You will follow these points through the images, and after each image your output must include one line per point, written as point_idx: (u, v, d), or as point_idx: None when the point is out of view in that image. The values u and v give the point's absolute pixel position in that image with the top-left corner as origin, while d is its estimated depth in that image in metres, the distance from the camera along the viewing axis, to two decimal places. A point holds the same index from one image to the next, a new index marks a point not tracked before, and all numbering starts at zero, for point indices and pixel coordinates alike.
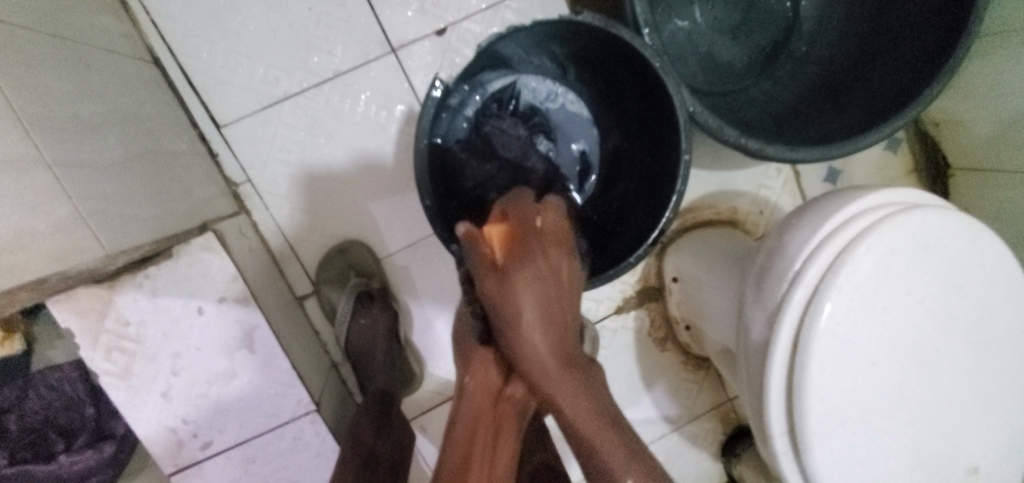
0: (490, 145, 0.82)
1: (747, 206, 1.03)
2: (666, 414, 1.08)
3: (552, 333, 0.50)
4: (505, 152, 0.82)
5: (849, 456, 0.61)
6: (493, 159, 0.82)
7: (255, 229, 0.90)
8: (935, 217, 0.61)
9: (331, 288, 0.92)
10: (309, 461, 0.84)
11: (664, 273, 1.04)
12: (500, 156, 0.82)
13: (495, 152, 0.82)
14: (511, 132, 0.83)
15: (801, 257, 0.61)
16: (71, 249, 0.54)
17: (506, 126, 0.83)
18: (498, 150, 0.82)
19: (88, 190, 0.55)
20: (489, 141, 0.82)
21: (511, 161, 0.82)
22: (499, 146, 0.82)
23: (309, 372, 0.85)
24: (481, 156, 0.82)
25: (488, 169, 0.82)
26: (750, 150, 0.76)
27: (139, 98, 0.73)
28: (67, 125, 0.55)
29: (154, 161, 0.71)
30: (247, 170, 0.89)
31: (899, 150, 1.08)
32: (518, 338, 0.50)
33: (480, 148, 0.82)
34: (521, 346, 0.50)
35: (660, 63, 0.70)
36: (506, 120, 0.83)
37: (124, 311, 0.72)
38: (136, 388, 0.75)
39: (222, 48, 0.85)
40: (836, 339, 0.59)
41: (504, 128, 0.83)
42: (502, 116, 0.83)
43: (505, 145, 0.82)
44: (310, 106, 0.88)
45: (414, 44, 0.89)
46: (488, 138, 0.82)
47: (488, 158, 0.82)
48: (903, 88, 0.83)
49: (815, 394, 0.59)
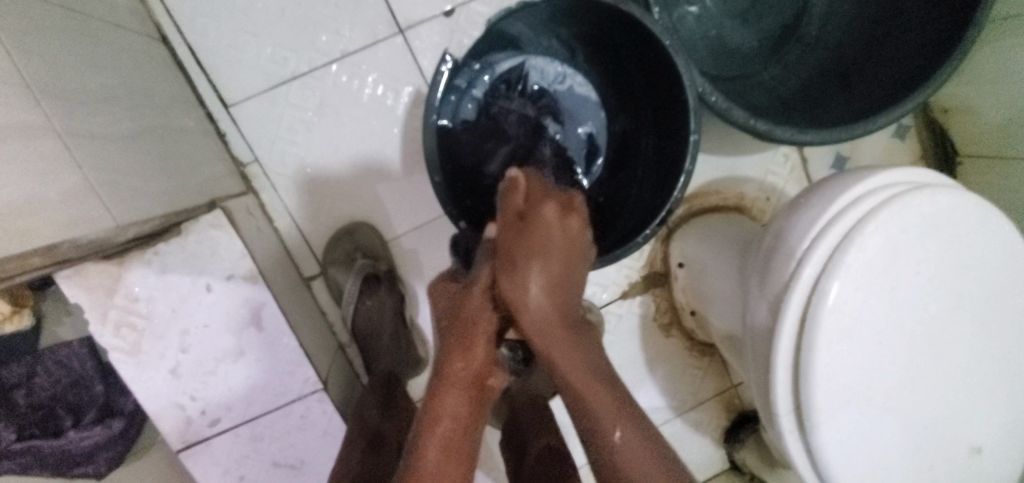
0: (496, 121, 0.83)
1: (754, 192, 1.03)
2: (670, 399, 1.08)
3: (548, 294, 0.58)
4: (509, 128, 0.84)
5: (854, 435, 0.61)
6: (496, 135, 0.83)
7: (263, 209, 0.90)
8: (943, 197, 0.61)
9: (338, 269, 0.92)
10: (316, 440, 0.84)
11: (670, 259, 1.04)
12: (503, 133, 0.83)
13: (500, 129, 0.83)
14: (516, 108, 0.84)
15: (811, 236, 0.61)
16: (81, 217, 0.54)
17: (512, 102, 0.83)
18: (503, 126, 0.83)
19: (98, 161, 0.56)
20: (494, 117, 0.83)
21: (514, 137, 0.83)
22: (504, 122, 0.83)
23: (315, 351, 0.86)
24: (487, 133, 0.83)
25: (492, 145, 0.83)
26: (758, 131, 0.76)
27: (148, 75, 0.73)
28: (76, 96, 0.55)
29: (163, 137, 0.71)
30: (254, 150, 0.89)
31: (907, 138, 1.07)
32: (515, 283, 0.58)
33: (486, 124, 0.83)
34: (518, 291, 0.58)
35: (670, 40, 0.70)
36: (512, 97, 0.84)
37: (133, 287, 0.72)
38: (145, 365, 0.75)
39: (231, 27, 0.85)
40: (844, 317, 0.59)
41: (509, 104, 0.83)
42: (510, 91, 0.83)
43: (510, 120, 0.83)
44: (318, 87, 0.88)
45: (422, 25, 0.89)
46: (493, 114, 0.82)
47: (494, 136, 0.83)
48: (913, 71, 0.82)
49: (821, 372, 0.59)
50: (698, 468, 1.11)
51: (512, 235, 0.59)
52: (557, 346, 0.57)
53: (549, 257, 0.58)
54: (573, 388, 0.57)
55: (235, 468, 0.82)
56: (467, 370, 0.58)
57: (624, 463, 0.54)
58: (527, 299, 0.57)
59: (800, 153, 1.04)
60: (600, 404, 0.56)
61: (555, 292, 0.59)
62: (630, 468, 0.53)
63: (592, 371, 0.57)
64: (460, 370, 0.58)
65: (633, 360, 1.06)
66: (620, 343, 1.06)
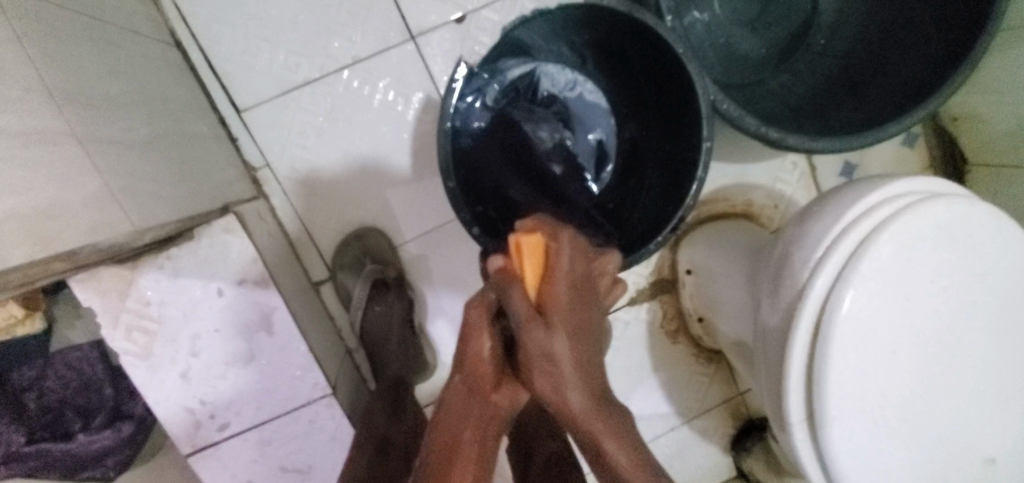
0: (521, 140, 0.84)
1: (763, 200, 1.03)
2: (676, 406, 1.08)
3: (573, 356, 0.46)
4: (533, 149, 0.85)
5: (867, 445, 0.61)
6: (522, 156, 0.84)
7: (273, 214, 0.90)
8: (957, 206, 0.61)
9: (347, 274, 0.92)
10: (325, 445, 0.84)
11: (678, 266, 1.04)
12: (528, 153, 0.85)
13: (524, 149, 0.85)
14: (538, 127, 0.85)
15: (825, 243, 0.61)
16: (102, 222, 0.54)
17: (534, 122, 0.85)
18: (529, 147, 0.85)
19: (116, 166, 0.56)
20: (520, 137, 0.84)
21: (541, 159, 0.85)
22: (528, 143, 0.85)
23: (324, 356, 0.86)
24: (512, 152, 0.84)
25: (521, 165, 0.84)
26: (769, 139, 0.76)
27: (164, 80, 0.74)
28: (97, 102, 0.56)
29: (178, 141, 0.71)
30: (265, 155, 0.89)
31: (915, 146, 1.07)
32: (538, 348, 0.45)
33: (511, 143, 0.84)
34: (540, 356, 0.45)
35: (683, 48, 0.70)
36: (530, 112, 0.85)
37: (145, 291, 0.73)
38: (155, 368, 0.76)
39: (243, 33, 0.86)
40: (858, 325, 0.59)
41: (531, 122, 0.85)
42: (531, 110, 0.85)
43: (534, 140, 0.85)
44: (329, 92, 0.89)
45: (433, 31, 0.89)
46: (511, 127, 0.83)
47: (519, 155, 0.84)
48: (924, 80, 0.82)
49: (835, 381, 0.59)
50: (704, 476, 1.11)
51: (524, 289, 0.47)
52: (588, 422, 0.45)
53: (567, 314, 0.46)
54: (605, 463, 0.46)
55: (243, 473, 0.82)
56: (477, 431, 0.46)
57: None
58: (553, 371, 0.45)
59: (808, 161, 1.04)
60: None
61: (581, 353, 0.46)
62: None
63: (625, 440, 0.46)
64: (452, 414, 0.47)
65: (640, 367, 1.06)
66: (627, 350, 1.05)
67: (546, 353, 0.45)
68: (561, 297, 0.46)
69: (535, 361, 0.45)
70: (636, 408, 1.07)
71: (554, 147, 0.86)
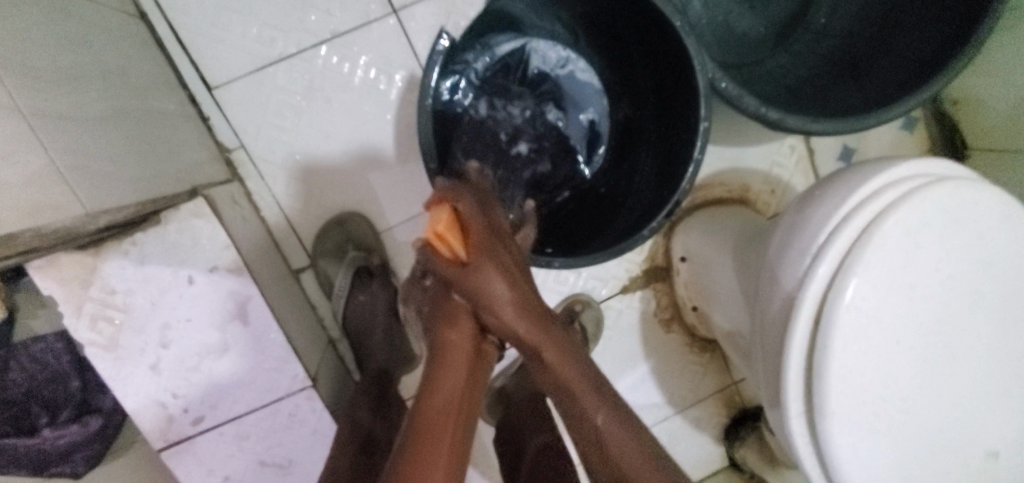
0: (496, 119, 0.81)
1: (759, 185, 1.00)
2: (669, 396, 1.06)
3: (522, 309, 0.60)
4: (507, 129, 0.82)
5: (868, 438, 0.58)
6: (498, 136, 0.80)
7: (250, 198, 0.86)
8: (965, 191, 0.58)
9: (328, 261, 0.88)
10: (305, 438, 0.81)
11: (672, 253, 1.01)
12: (501, 132, 0.81)
13: (498, 128, 0.81)
14: (516, 107, 0.82)
15: (828, 228, 0.58)
16: (48, 203, 0.51)
17: (512, 101, 0.82)
18: (502, 126, 0.81)
19: (66, 144, 0.52)
20: (496, 115, 0.81)
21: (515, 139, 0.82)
22: (502, 121, 0.82)
23: (304, 347, 0.82)
24: (488, 128, 0.80)
25: (494, 144, 0.80)
26: (769, 120, 0.73)
27: (125, 53, 0.69)
28: (47, 75, 0.51)
29: (142, 120, 0.67)
30: (239, 135, 0.85)
31: (915, 130, 1.05)
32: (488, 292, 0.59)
33: (487, 120, 0.80)
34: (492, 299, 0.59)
35: (680, 22, 0.66)
36: (512, 91, 0.82)
37: (109, 280, 0.68)
38: (123, 361, 0.72)
39: (214, 5, 0.80)
40: (860, 315, 0.56)
41: (509, 101, 0.82)
42: (510, 88, 0.82)
43: (508, 121, 0.82)
44: (306, 69, 0.84)
45: (417, 5, 0.84)
46: (489, 103, 0.80)
47: (493, 134, 0.80)
48: (927, 60, 0.79)
49: (835, 373, 0.57)
50: (697, 465, 1.09)
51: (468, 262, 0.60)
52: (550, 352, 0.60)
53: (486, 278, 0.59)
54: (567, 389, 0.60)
55: (219, 468, 0.79)
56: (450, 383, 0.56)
57: (613, 443, 0.56)
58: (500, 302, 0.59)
59: (806, 144, 1.01)
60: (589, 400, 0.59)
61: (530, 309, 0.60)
62: (617, 447, 0.56)
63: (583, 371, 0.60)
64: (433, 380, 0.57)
65: (632, 356, 1.04)
66: (619, 339, 1.03)
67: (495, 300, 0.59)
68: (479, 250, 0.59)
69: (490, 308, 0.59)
70: (628, 398, 1.04)
71: (530, 129, 0.83)
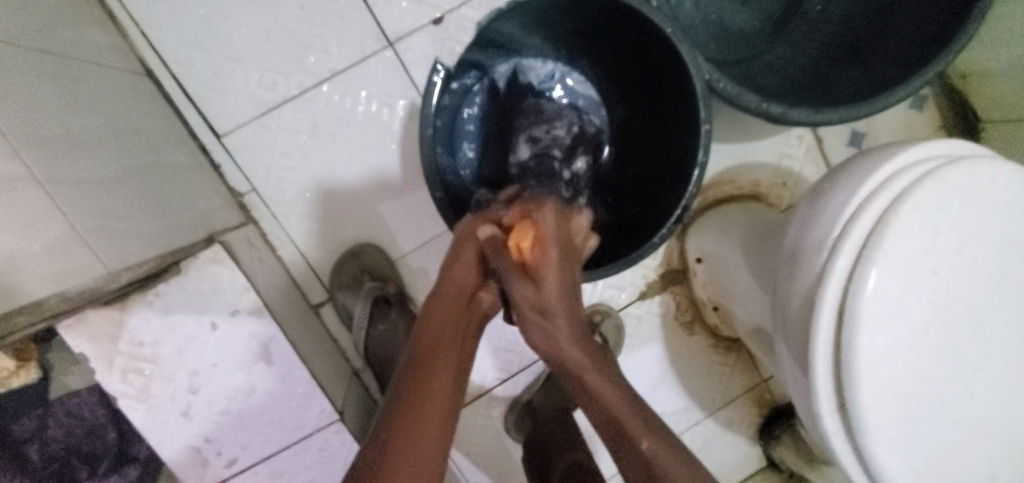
0: (542, 148, 0.78)
1: (770, 178, 0.99)
2: (698, 399, 1.04)
3: (572, 330, 0.59)
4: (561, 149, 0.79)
5: (906, 432, 0.57)
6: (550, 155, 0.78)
7: (265, 239, 0.88)
8: (980, 169, 0.57)
9: (346, 294, 0.89)
10: (336, 472, 0.82)
11: (687, 254, 1.00)
12: (557, 154, 0.79)
13: (552, 151, 0.78)
14: (559, 127, 0.80)
15: (842, 220, 0.57)
16: (71, 268, 0.52)
17: (554, 119, 0.80)
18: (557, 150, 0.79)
19: (83, 207, 0.53)
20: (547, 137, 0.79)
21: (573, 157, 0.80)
22: (552, 145, 0.79)
23: (329, 381, 0.83)
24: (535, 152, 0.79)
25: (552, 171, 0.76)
26: (772, 116, 0.72)
27: (134, 112, 0.71)
28: (58, 141, 0.53)
29: (155, 175, 0.69)
30: (250, 178, 0.86)
31: (925, 108, 1.03)
32: (540, 311, 0.59)
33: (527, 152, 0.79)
34: (545, 316, 0.59)
35: (672, 28, 0.66)
36: (546, 110, 0.81)
37: (137, 332, 0.70)
38: (155, 410, 0.73)
39: (215, 56, 0.83)
40: (884, 307, 0.55)
41: (550, 123, 0.80)
42: (545, 110, 0.81)
43: (558, 142, 0.79)
44: (309, 109, 0.86)
45: (411, 35, 0.86)
46: (528, 136, 0.79)
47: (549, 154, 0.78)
48: (930, 39, 0.77)
49: (866, 369, 0.55)
50: (734, 469, 1.07)
51: (523, 271, 0.60)
52: (592, 379, 0.56)
53: (550, 292, 0.59)
54: (605, 410, 0.55)
55: None
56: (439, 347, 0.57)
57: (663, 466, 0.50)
58: (549, 319, 0.59)
59: (813, 133, 1.00)
60: (631, 419, 0.53)
61: (578, 334, 0.59)
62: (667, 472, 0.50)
63: (626, 396, 0.55)
64: (425, 337, 0.58)
65: (657, 363, 1.02)
66: (642, 346, 1.02)
67: (541, 313, 0.59)
68: (549, 259, 0.59)
69: (530, 312, 0.59)
70: (656, 405, 1.03)
71: (579, 142, 0.81)
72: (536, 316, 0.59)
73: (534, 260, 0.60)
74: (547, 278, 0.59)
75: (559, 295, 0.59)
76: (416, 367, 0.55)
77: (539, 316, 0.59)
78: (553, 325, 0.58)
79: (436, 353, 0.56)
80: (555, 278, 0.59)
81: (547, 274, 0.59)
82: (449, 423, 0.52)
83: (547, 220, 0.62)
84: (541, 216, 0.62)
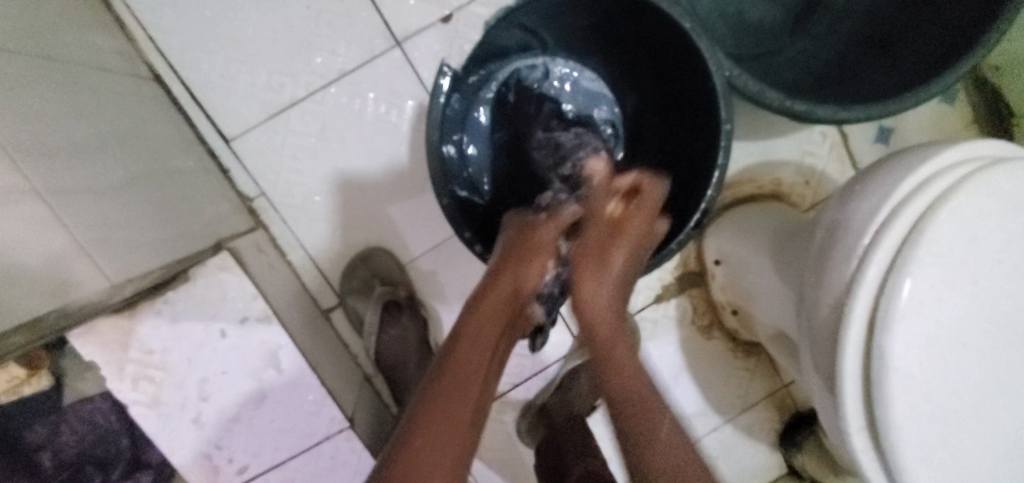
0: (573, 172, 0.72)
1: (792, 177, 0.95)
2: (717, 405, 1.01)
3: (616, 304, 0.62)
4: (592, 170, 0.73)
5: (942, 451, 0.54)
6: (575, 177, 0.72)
7: (275, 243, 0.87)
8: (1022, 171, 0.53)
9: (357, 299, 0.88)
10: (348, 480, 0.81)
11: (705, 257, 0.97)
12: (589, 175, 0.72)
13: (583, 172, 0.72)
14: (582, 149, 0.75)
15: (874, 225, 0.54)
16: (68, 281, 0.52)
17: (576, 149, 0.75)
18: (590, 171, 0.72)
19: (85, 218, 0.53)
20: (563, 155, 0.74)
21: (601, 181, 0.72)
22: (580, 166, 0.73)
23: (339, 387, 0.82)
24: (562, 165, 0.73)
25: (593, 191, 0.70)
26: (797, 114, 0.68)
27: (140, 118, 0.70)
28: (60, 152, 0.52)
29: (161, 182, 0.68)
30: (259, 182, 0.85)
31: (957, 102, 0.98)
32: (600, 269, 0.61)
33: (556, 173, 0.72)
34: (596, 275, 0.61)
35: (689, 23, 0.63)
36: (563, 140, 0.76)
37: (146, 340, 0.70)
38: (166, 417, 0.72)
39: (222, 58, 0.81)
40: (919, 318, 0.52)
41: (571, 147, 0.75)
42: (561, 140, 0.75)
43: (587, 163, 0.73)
44: (317, 111, 0.84)
45: (420, 34, 0.84)
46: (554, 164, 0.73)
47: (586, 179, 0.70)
48: (964, 31, 0.73)
49: (898, 384, 0.52)
50: (753, 476, 1.04)
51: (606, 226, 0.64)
52: (618, 357, 0.59)
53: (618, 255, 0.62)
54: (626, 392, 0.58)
55: None
56: (476, 348, 0.56)
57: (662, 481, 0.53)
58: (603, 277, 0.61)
59: (838, 130, 0.96)
60: (659, 427, 0.56)
61: (618, 311, 0.62)
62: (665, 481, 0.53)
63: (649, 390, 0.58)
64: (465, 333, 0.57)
65: (674, 368, 1.00)
66: (658, 350, 0.99)
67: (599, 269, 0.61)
68: (633, 229, 0.63)
69: (589, 264, 0.61)
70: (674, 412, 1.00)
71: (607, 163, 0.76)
72: (587, 271, 0.61)
73: (621, 222, 0.64)
74: (622, 242, 0.62)
75: (623, 264, 0.62)
76: (452, 369, 0.55)
77: (587, 274, 0.61)
78: (604, 285, 0.61)
79: (470, 357, 0.55)
80: (628, 249, 0.62)
81: (625, 243, 0.62)
82: (470, 442, 0.51)
83: (649, 197, 0.65)
84: (650, 191, 0.66)
